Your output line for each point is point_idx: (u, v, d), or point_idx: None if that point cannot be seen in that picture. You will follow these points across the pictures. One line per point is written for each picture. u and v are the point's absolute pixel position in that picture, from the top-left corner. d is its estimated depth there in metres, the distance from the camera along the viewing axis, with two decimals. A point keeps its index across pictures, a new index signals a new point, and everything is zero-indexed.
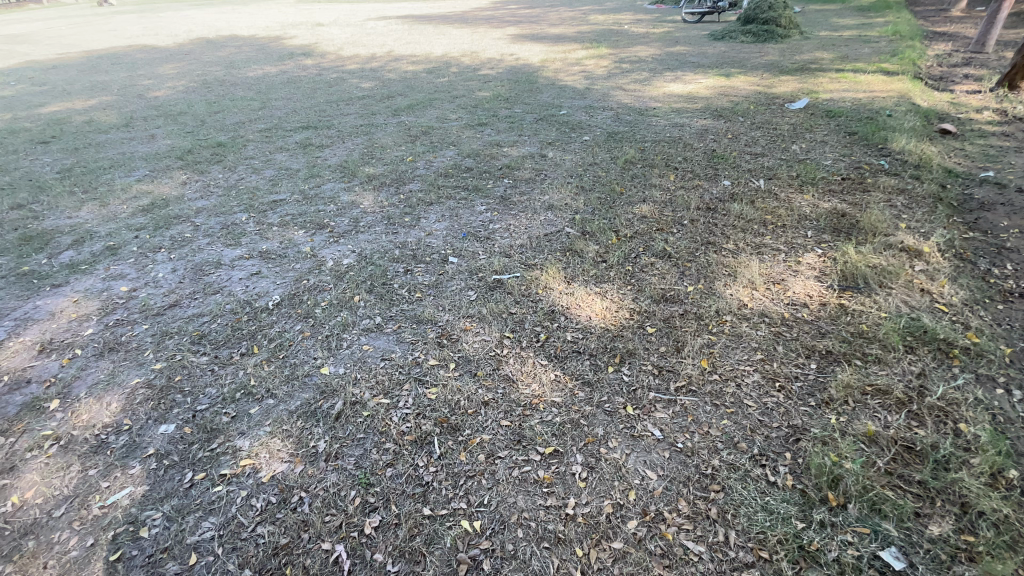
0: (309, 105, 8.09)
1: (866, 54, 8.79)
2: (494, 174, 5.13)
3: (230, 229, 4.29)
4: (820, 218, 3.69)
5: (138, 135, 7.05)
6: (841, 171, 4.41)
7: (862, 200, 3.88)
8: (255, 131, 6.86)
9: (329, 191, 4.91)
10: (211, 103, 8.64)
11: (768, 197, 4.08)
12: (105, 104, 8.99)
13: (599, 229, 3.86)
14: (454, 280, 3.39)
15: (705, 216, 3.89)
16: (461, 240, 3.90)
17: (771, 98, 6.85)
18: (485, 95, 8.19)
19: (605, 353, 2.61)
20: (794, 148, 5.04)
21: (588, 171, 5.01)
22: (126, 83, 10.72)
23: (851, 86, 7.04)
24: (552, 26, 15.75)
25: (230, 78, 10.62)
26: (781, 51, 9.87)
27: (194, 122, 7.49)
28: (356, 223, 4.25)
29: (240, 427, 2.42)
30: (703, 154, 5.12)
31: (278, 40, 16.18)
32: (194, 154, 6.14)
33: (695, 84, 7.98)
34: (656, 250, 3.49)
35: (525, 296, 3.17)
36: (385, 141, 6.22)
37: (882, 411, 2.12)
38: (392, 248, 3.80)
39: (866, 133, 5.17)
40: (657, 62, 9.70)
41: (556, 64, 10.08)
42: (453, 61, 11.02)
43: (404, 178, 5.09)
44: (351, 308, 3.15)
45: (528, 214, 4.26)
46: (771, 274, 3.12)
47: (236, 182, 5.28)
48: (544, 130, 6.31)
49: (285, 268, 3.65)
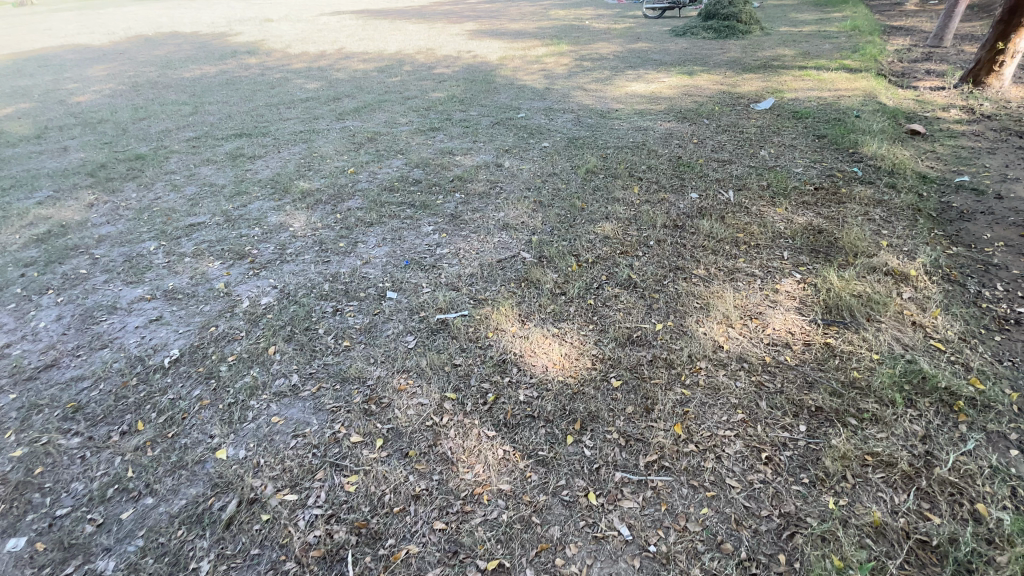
0: (246, 110, 7.41)
1: (827, 51, 8.68)
2: (444, 186, 4.66)
3: (134, 262, 3.69)
4: (795, 236, 3.38)
5: (47, 147, 6.25)
6: (813, 180, 4.14)
7: (838, 214, 3.60)
8: (182, 141, 6.18)
9: (256, 211, 4.35)
10: (136, 108, 7.82)
11: (738, 212, 3.76)
12: (15, 111, 8.05)
13: (557, 252, 3.46)
14: (389, 321, 2.90)
15: (672, 235, 3.55)
16: (401, 268, 3.42)
17: (736, 98, 6.60)
18: (439, 96, 7.70)
19: (563, 417, 2.19)
20: (763, 154, 4.76)
21: (546, 183, 4.61)
22: (46, 87, 9.71)
23: (815, 84, 6.85)
24: (512, 21, 15.30)
25: (162, 80, 9.75)
26: (743, 47, 9.68)
27: (114, 131, 6.72)
28: (282, 250, 3.73)
29: (107, 540, 1.91)
30: (668, 162, 4.79)
31: (221, 37, 15.17)
32: (108, 168, 5.43)
33: (658, 83, 7.67)
34: (620, 279, 3.11)
35: (473, 340, 2.70)
36: (326, 150, 5.67)
37: (887, 491, 1.79)
38: (320, 281, 3.31)
39: (836, 136, 4.94)
40: (619, 60, 9.37)
41: (514, 62, 9.64)
42: (407, 59, 10.44)
43: (343, 194, 4.57)
44: (263, 364, 2.67)
45: (479, 235, 3.82)
46: (747, 307, 2.77)
47: (152, 202, 4.65)
48: (501, 136, 5.87)
49: (191, 312, 3.12)
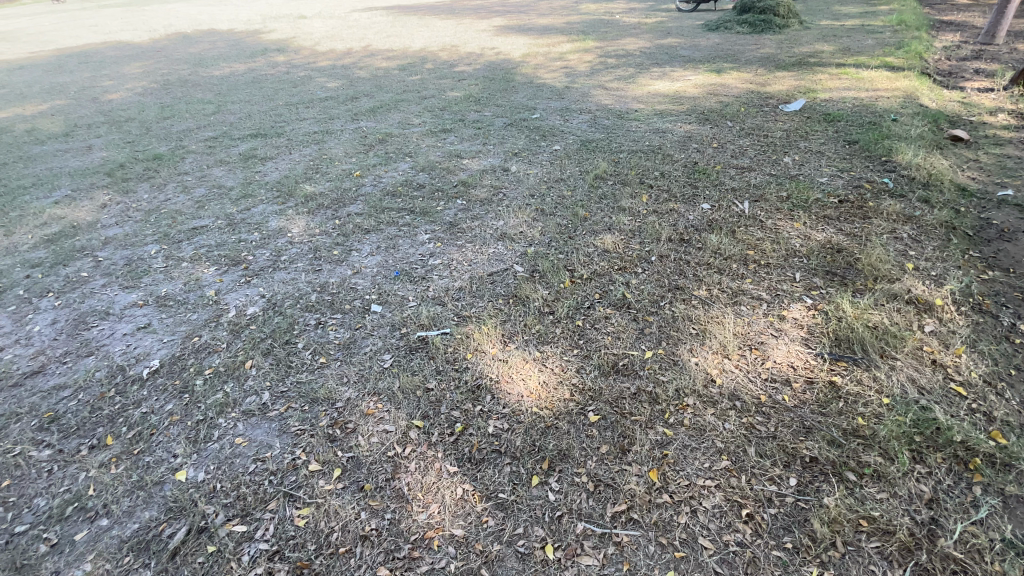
0: (265, 109, 7.49)
1: (870, 46, 8.12)
2: (447, 191, 4.55)
3: (133, 266, 3.74)
4: (811, 255, 3.11)
5: (74, 146, 6.46)
6: (838, 191, 3.82)
7: (862, 231, 3.30)
8: (200, 141, 6.28)
9: (258, 215, 4.35)
10: (163, 107, 8.02)
11: (751, 226, 3.50)
12: (53, 109, 8.39)
13: (552, 267, 3.30)
14: (369, 337, 2.82)
15: (676, 250, 3.33)
16: (390, 279, 3.33)
17: (764, 98, 6.23)
18: (457, 95, 7.58)
19: (531, 455, 2.04)
20: (786, 161, 4.44)
21: (551, 189, 4.44)
22: (85, 85, 10.09)
23: (852, 83, 6.41)
24: (540, 16, 15.03)
25: (193, 78, 10.00)
26: (778, 42, 9.18)
27: (138, 130, 6.90)
28: (276, 257, 3.70)
29: (56, 562, 1.90)
30: (683, 169, 4.53)
31: (255, 34, 15.50)
32: (127, 169, 5.56)
33: (683, 82, 7.34)
34: (613, 299, 2.92)
35: (450, 362, 2.57)
36: (336, 152, 5.65)
37: (880, 564, 1.60)
38: (308, 292, 3.26)
39: (869, 141, 4.57)
40: (646, 56, 9.04)
41: (537, 59, 9.44)
42: (430, 56, 10.38)
43: (345, 199, 4.52)
44: (238, 379, 2.64)
45: (475, 246, 3.70)
46: (747, 335, 2.55)
47: (161, 204, 4.72)
48: (512, 138, 5.71)
49: (178, 321, 3.13)
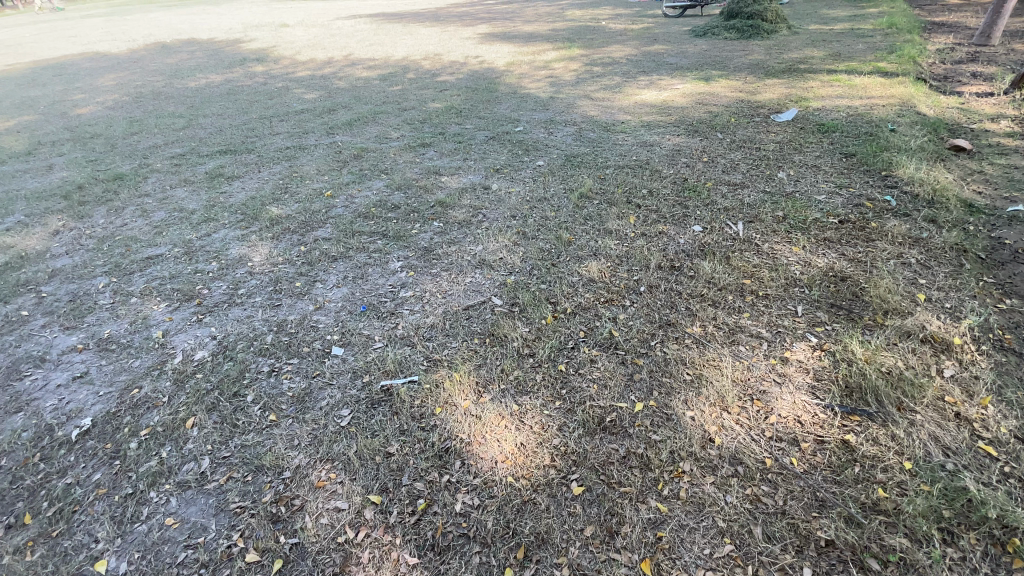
0: (239, 123, 7.17)
1: (860, 51, 7.97)
2: (423, 212, 4.26)
3: (78, 303, 3.42)
4: (813, 284, 2.87)
5: (32, 166, 6.10)
6: (838, 210, 3.59)
7: (866, 256, 3.06)
8: (165, 159, 5.95)
9: (219, 242, 4.04)
10: (131, 121, 7.67)
11: (747, 251, 3.25)
12: (16, 125, 8.00)
13: (533, 299, 3.01)
14: (327, 387, 2.53)
15: (667, 279, 3.07)
16: (356, 316, 3.03)
17: (754, 107, 6.02)
18: (438, 106, 7.31)
19: (505, 540, 1.77)
20: (781, 176, 4.21)
21: (534, 209, 4.17)
22: (54, 98, 9.70)
23: (844, 90, 6.23)
24: (526, 23, 14.83)
25: (167, 91, 9.65)
26: (767, 48, 9.01)
27: (102, 147, 6.55)
28: (234, 290, 3.40)
29: None
30: (673, 186, 4.28)
31: (235, 44, 15.16)
32: (85, 190, 5.22)
33: (671, 91, 7.12)
34: (599, 338, 2.65)
35: (416, 418, 2.28)
36: (308, 169, 5.34)
37: None
38: (264, 332, 2.96)
39: (866, 154, 4.36)
40: (632, 64, 8.84)
41: (522, 67, 9.20)
42: (412, 65, 10.12)
43: (314, 222, 4.22)
44: (177, 442, 2.34)
45: (451, 274, 3.40)
46: (748, 382, 2.29)
47: (117, 230, 4.39)
48: (493, 152, 5.44)
49: (119, 369, 2.82)
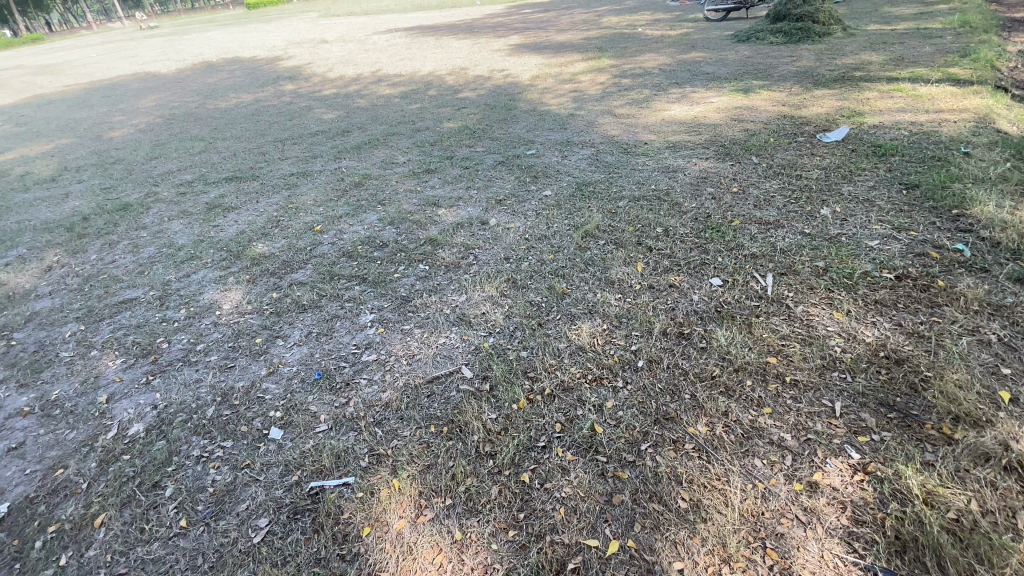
0: (253, 146, 7.08)
1: (926, 56, 7.05)
2: (410, 252, 3.89)
3: (39, 355, 3.23)
4: (857, 370, 2.27)
5: (52, 194, 6.18)
6: (893, 260, 2.94)
7: (929, 328, 2.43)
8: (173, 186, 5.87)
9: (195, 285, 3.80)
10: (156, 145, 7.75)
11: (775, 316, 2.67)
12: (54, 149, 8.27)
13: (508, 372, 2.54)
14: (252, 484, 2.17)
15: (672, 352, 2.53)
16: (307, 385, 2.67)
17: (798, 124, 5.32)
18: (452, 126, 6.98)
19: None
20: (824, 213, 3.56)
21: (531, 251, 3.71)
22: (95, 121, 10.05)
23: (906, 103, 5.42)
24: (559, 32, 14.37)
25: (198, 112, 9.81)
26: (817, 54, 8.16)
27: (120, 173, 6.59)
28: (192, 346, 3.12)
29: None
30: (692, 223, 3.72)
31: (273, 62, 15.51)
32: (88, 222, 5.17)
33: (703, 105, 6.47)
34: (577, 435, 2.15)
35: (338, 541, 1.88)
36: (306, 199, 5.08)
37: None
38: (208, 403, 2.65)
39: (931, 185, 3.64)
40: (665, 75, 8.22)
41: (546, 81, 8.75)
42: (436, 81, 9.89)
43: (295, 262, 3.93)
44: (77, 548, 2.03)
45: (423, 332, 2.97)
46: (760, 518, 1.75)
47: (104, 267, 4.25)
48: (499, 180, 5.02)
49: (49, 442, 2.56)
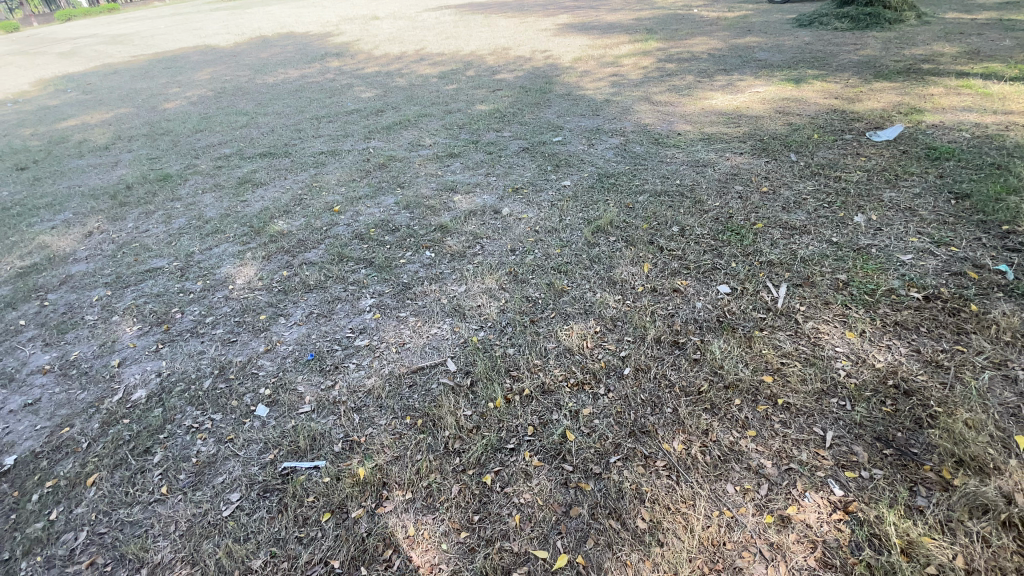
0: (290, 123, 7.25)
1: (1008, 49, 6.35)
2: (419, 238, 3.89)
3: (68, 317, 3.47)
4: (859, 398, 2.09)
5: (104, 161, 6.56)
6: (924, 278, 2.68)
7: (949, 358, 2.22)
8: (212, 160, 6.11)
9: (215, 258, 3.95)
10: (202, 118, 8.07)
11: (780, 331, 2.50)
12: (113, 118, 8.76)
13: (491, 369, 2.50)
14: (231, 458, 2.27)
15: (661, 362, 2.42)
16: (298, 365, 2.73)
17: (847, 120, 4.92)
18: (484, 108, 6.90)
19: None
20: (857, 221, 3.28)
21: (539, 243, 3.63)
22: (154, 92, 10.57)
23: (974, 101, 4.92)
24: (611, 11, 13.82)
25: (246, 86, 10.13)
26: (885, 42, 7.49)
27: (166, 145, 6.91)
28: (201, 318, 3.26)
29: None
30: (711, 223, 3.52)
31: (324, 37, 15.76)
32: (131, 191, 5.46)
33: (748, 95, 6.08)
34: (547, 441, 2.10)
35: (298, 523, 1.93)
36: (330, 178, 5.16)
37: None
38: (205, 376, 2.77)
39: (985, 197, 3.29)
40: (713, 60, 7.77)
41: (587, 64, 8.47)
42: (476, 61, 9.79)
43: (309, 241, 4.01)
44: (70, 503, 2.18)
45: (417, 320, 2.97)
46: (720, 548, 1.66)
47: (137, 236, 4.49)
48: (520, 167, 4.93)
49: (63, 401, 2.75)
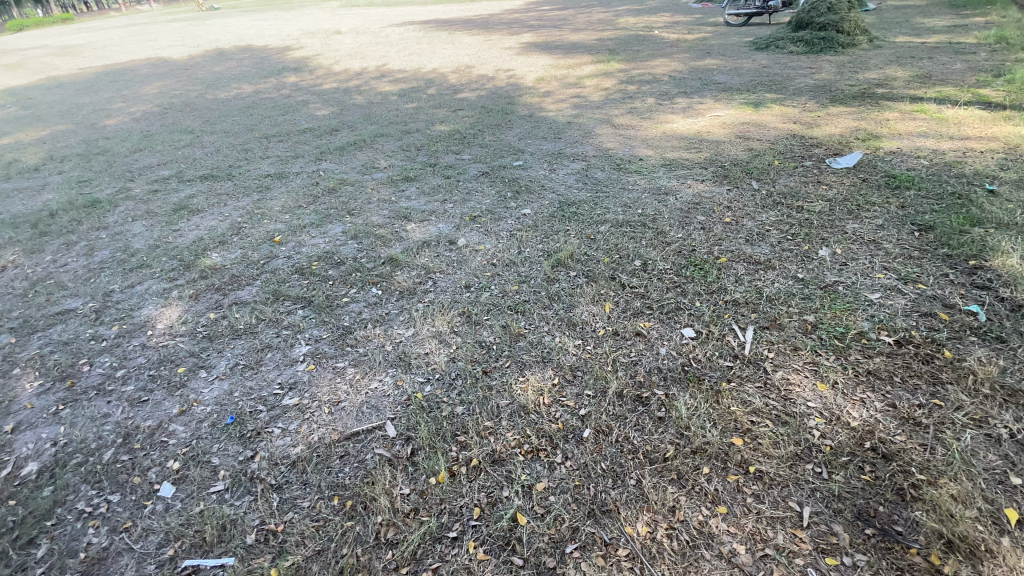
0: (238, 142, 6.85)
1: (956, 74, 6.54)
2: (366, 272, 3.59)
3: None
4: (837, 464, 1.91)
5: (29, 184, 6.02)
6: (894, 320, 2.56)
7: (927, 414, 2.06)
8: (148, 183, 5.65)
9: (136, 297, 3.54)
10: (143, 136, 7.56)
11: (750, 383, 2.31)
12: (46, 136, 8.14)
13: (435, 435, 2.22)
14: (125, 554, 1.90)
15: (624, 422, 2.19)
16: (215, 432, 2.38)
17: (807, 146, 4.90)
18: (444, 129, 6.68)
19: None
20: (822, 255, 3.17)
21: (495, 278, 3.37)
22: (95, 107, 9.94)
23: (929, 127, 4.98)
24: (574, 31, 13.92)
25: (196, 102, 9.64)
26: (839, 67, 7.65)
27: (99, 166, 6.40)
28: (112, 371, 2.86)
29: None
30: (674, 257, 3.36)
31: (283, 51, 15.32)
32: (53, 218, 4.97)
33: (709, 119, 6.06)
34: (495, 527, 1.83)
35: None
36: (274, 204, 4.81)
37: None
38: (109, 444, 2.37)
39: (949, 228, 3.24)
40: (674, 83, 7.80)
41: (550, 84, 8.39)
42: (438, 79, 9.60)
43: (244, 277, 3.65)
44: None
45: (356, 373, 2.66)
46: None
47: (53, 271, 4.03)
48: (479, 193, 4.70)
49: None
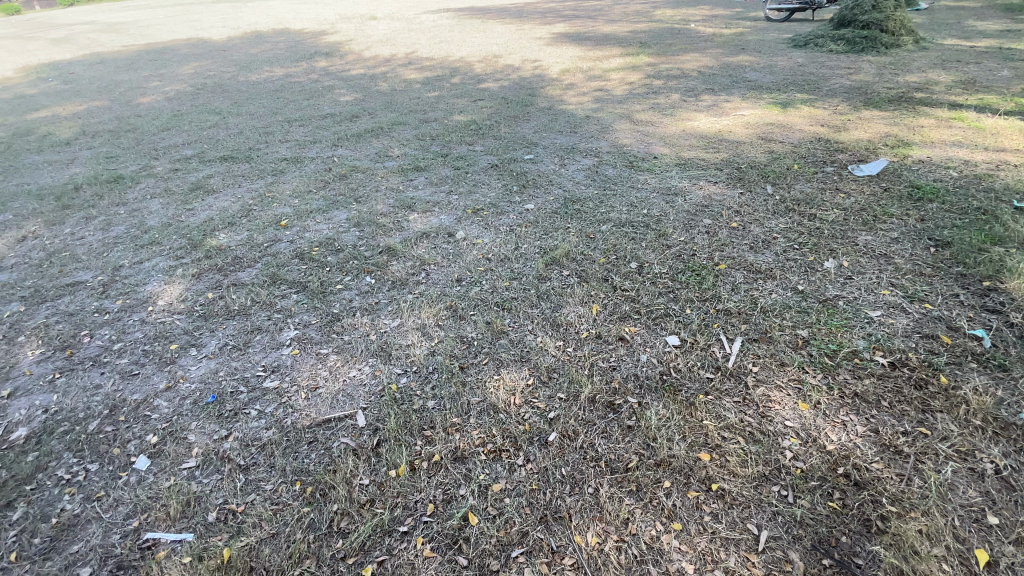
0: (261, 125, 6.99)
1: (1004, 80, 6.14)
2: (363, 261, 3.62)
3: None
4: (805, 488, 1.83)
5: (62, 158, 6.29)
6: (892, 340, 2.43)
7: (910, 443, 1.95)
8: (170, 161, 5.83)
9: (143, 273, 3.67)
10: (173, 116, 7.79)
11: (728, 397, 2.23)
12: (84, 111, 8.47)
13: (402, 428, 2.23)
14: (93, 522, 1.98)
15: (591, 428, 2.15)
16: (195, 409, 2.45)
17: (831, 151, 4.68)
18: (461, 119, 6.66)
19: None
20: (827, 267, 3.04)
21: (488, 274, 3.35)
22: (133, 85, 10.29)
23: (965, 136, 4.69)
24: (608, 22, 13.63)
25: (227, 83, 9.87)
26: (879, 68, 7.27)
27: (129, 142, 6.63)
28: (109, 344, 2.98)
29: None
30: (672, 260, 3.27)
31: (318, 35, 15.52)
32: (78, 192, 5.18)
33: (732, 118, 5.85)
34: (446, 525, 1.83)
35: None
36: (286, 188, 4.90)
37: None
38: (94, 415, 2.47)
39: (968, 246, 3.05)
40: (703, 79, 7.55)
41: (574, 76, 8.25)
42: (464, 68, 9.56)
43: (246, 259, 3.73)
44: None
45: (337, 360, 2.70)
46: None
47: (71, 243, 4.21)
48: (485, 185, 4.67)
49: None
